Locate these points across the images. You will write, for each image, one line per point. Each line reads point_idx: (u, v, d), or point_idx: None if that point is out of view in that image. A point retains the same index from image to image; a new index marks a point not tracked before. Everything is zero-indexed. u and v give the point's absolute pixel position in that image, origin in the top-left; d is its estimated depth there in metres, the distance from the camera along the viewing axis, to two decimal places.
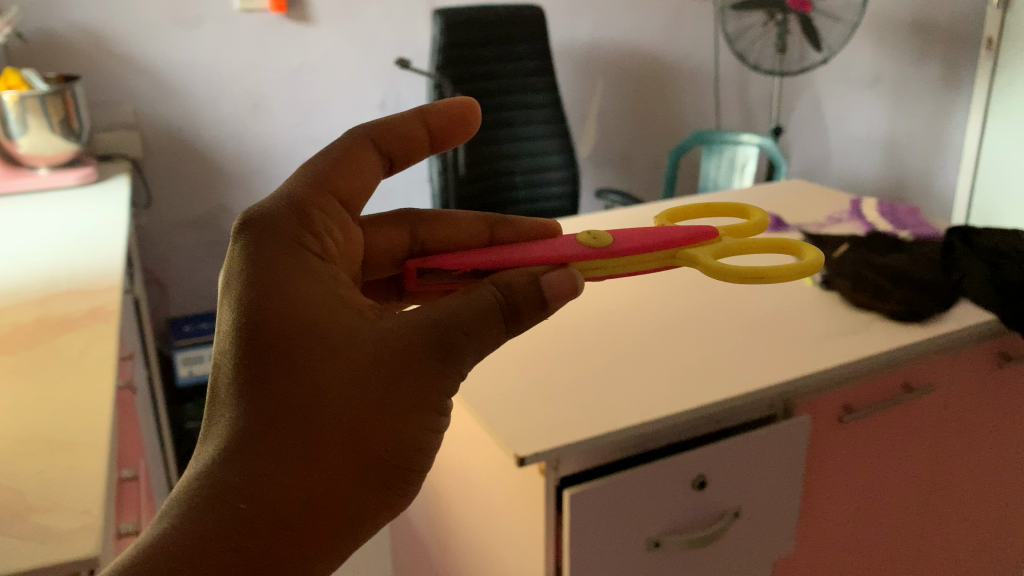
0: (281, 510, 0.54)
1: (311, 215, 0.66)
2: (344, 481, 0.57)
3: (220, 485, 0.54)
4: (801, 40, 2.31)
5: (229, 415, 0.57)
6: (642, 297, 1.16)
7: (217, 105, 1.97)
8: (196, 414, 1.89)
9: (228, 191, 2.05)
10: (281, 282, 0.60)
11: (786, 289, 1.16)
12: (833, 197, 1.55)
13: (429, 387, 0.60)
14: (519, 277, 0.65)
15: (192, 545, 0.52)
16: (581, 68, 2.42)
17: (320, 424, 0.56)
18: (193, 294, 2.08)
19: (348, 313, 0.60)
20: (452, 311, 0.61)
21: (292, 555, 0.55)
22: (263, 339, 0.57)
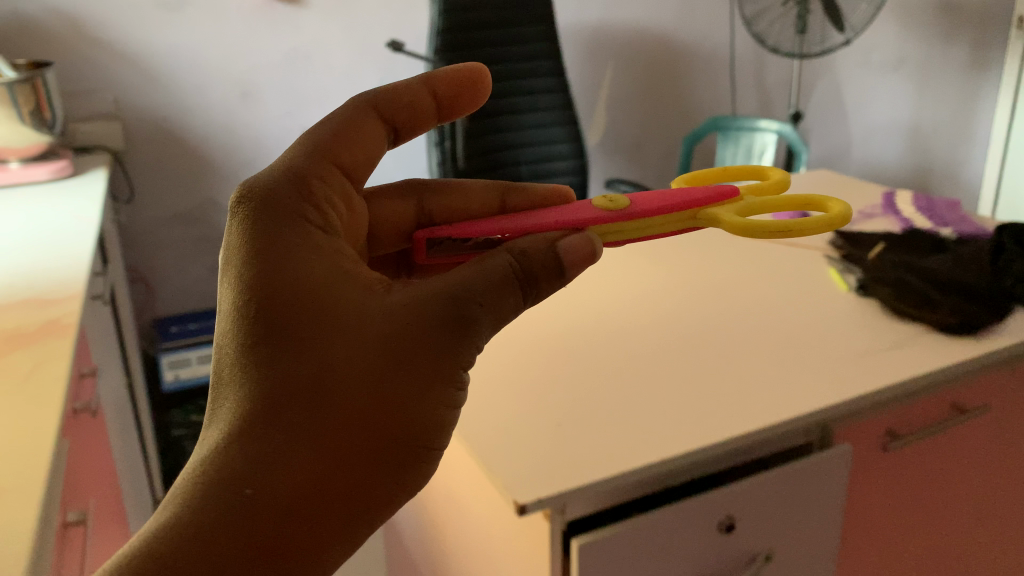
0: (292, 495, 0.53)
1: (313, 186, 0.64)
2: (356, 465, 0.55)
3: (226, 473, 0.52)
4: (823, 20, 2.17)
5: (235, 399, 0.56)
6: (659, 306, 1.05)
7: (205, 93, 1.86)
8: (183, 421, 1.79)
9: (217, 184, 1.94)
10: (285, 257, 0.58)
11: (819, 298, 1.05)
12: (864, 190, 1.43)
13: (445, 363, 0.59)
14: (539, 247, 0.64)
15: (200, 537, 0.50)
16: (590, 51, 2.29)
17: (331, 406, 0.55)
18: (181, 294, 1.98)
19: (355, 287, 0.59)
20: (466, 283, 0.60)
21: (303, 540, 0.53)
22: (268, 316, 0.56)
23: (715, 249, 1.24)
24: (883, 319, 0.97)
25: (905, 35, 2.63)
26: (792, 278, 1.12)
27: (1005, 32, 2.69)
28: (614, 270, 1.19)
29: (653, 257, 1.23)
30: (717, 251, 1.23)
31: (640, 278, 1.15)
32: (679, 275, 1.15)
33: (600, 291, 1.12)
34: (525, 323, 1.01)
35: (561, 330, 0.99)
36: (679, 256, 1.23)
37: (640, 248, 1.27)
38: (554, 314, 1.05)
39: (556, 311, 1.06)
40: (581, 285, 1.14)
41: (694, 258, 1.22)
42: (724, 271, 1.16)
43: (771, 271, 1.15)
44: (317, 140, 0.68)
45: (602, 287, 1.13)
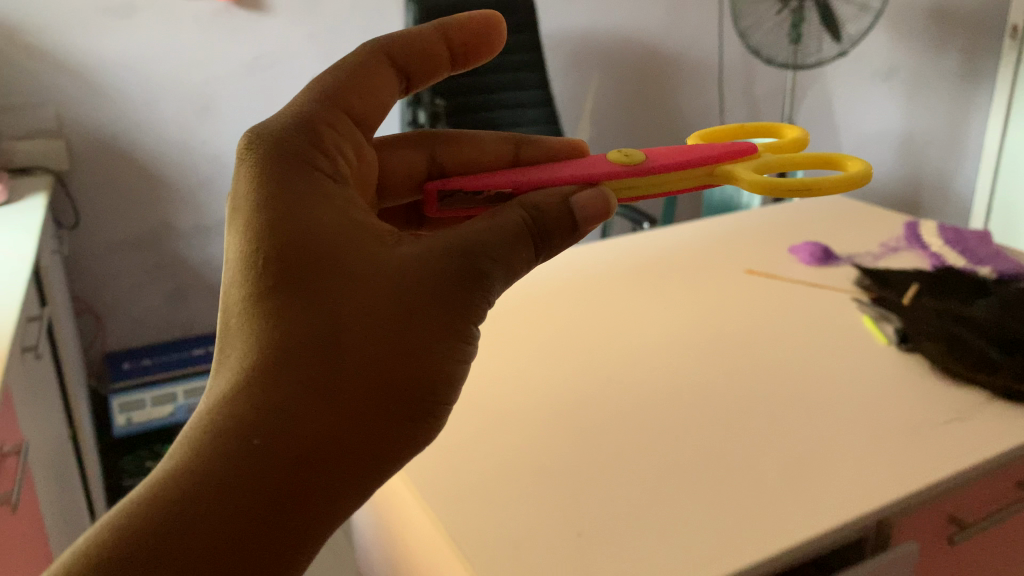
0: (308, 439, 0.51)
1: (322, 133, 0.67)
2: (367, 414, 0.54)
3: (235, 420, 0.50)
4: (818, 29, 2.07)
5: (241, 350, 0.55)
6: (675, 367, 0.93)
7: (159, 107, 1.70)
8: (134, 468, 1.63)
9: (173, 206, 1.78)
10: (296, 207, 0.59)
11: (854, 354, 0.94)
12: (884, 220, 1.31)
13: (457, 313, 0.59)
14: (549, 204, 0.67)
15: (206, 483, 0.48)
16: (574, 61, 2.17)
17: (343, 353, 0.54)
18: (134, 325, 1.82)
19: (364, 238, 0.60)
20: (477, 236, 0.62)
21: (317, 490, 0.51)
22: (280, 265, 0.56)
23: (728, 288, 1.12)
24: (933, 386, 0.86)
25: (896, 44, 2.55)
26: (817, 327, 1.01)
27: (998, 41, 2.61)
28: (619, 317, 1.07)
29: (660, 299, 1.11)
30: (731, 292, 1.11)
31: (648, 329, 1.03)
32: (692, 324, 1.03)
33: (605, 347, 0.99)
34: (526, 394, 0.89)
35: (567, 403, 0.87)
36: (689, 297, 1.11)
37: (645, 288, 1.15)
38: (556, 378, 0.92)
39: (558, 374, 0.93)
40: (583, 339, 1.02)
41: (706, 299, 1.10)
42: (741, 318, 1.04)
43: (794, 318, 1.04)
44: (330, 87, 0.71)
45: (607, 340, 1.01)
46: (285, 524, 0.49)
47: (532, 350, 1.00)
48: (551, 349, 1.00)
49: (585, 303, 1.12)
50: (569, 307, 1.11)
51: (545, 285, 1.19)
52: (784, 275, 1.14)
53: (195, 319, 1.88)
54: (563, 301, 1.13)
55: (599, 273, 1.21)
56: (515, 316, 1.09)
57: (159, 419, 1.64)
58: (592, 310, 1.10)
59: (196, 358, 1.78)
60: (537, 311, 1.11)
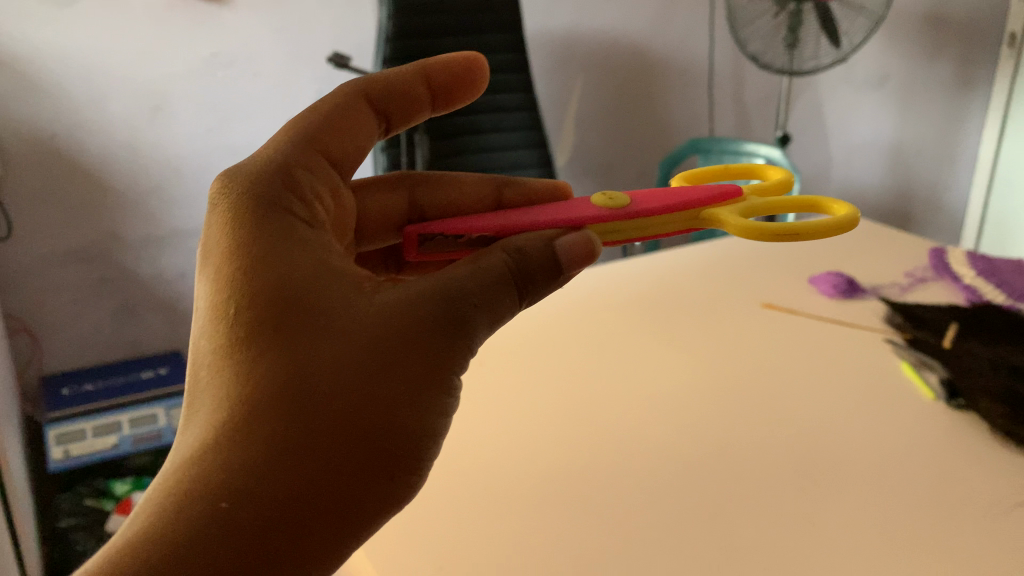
0: (276, 501, 0.52)
1: (297, 179, 0.67)
2: (338, 472, 0.54)
3: (205, 484, 0.52)
4: (818, 34, 1.96)
5: (216, 408, 0.56)
6: (690, 432, 0.81)
7: (104, 108, 1.54)
8: (72, 509, 1.46)
9: (121, 214, 1.62)
10: (267, 263, 0.60)
11: (892, 416, 0.82)
12: (905, 246, 1.20)
13: (433, 365, 0.59)
14: (534, 245, 0.64)
15: (173, 552, 0.49)
16: (558, 64, 2.04)
17: (313, 412, 0.54)
18: (77, 345, 1.66)
19: (338, 289, 0.59)
20: (457, 283, 0.61)
21: (286, 552, 0.51)
22: (254, 323, 0.58)
23: (741, 327, 1.00)
24: (985, 466, 0.75)
25: (890, 50, 2.44)
26: (846, 377, 0.89)
27: (995, 49, 2.52)
28: (620, 364, 0.94)
29: (666, 340, 0.99)
30: (745, 331, 0.99)
31: (655, 378, 0.91)
32: (704, 372, 0.91)
33: (608, 402, 0.87)
34: (520, 474, 0.76)
35: (569, 486, 0.75)
36: (697, 337, 0.99)
37: (648, 326, 1.02)
38: (554, 446, 0.80)
39: (556, 443, 0.81)
40: (580, 391, 0.89)
41: (716, 340, 0.98)
42: (759, 364, 0.92)
43: (818, 365, 0.92)
44: (307, 128, 0.72)
45: (609, 393, 0.89)
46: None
47: (524, 407, 0.87)
48: (545, 405, 0.87)
49: (581, 345, 0.99)
50: (562, 349, 0.99)
51: (535, 321, 1.06)
52: (805, 312, 1.02)
53: (146, 337, 1.73)
54: (555, 342, 1.00)
55: (594, 307, 1.09)
56: (500, 361, 0.96)
57: (102, 451, 1.49)
58: (590, 355, 0.97)
59: (146, 383, 1.63)
60: (526, 354, 0.98)
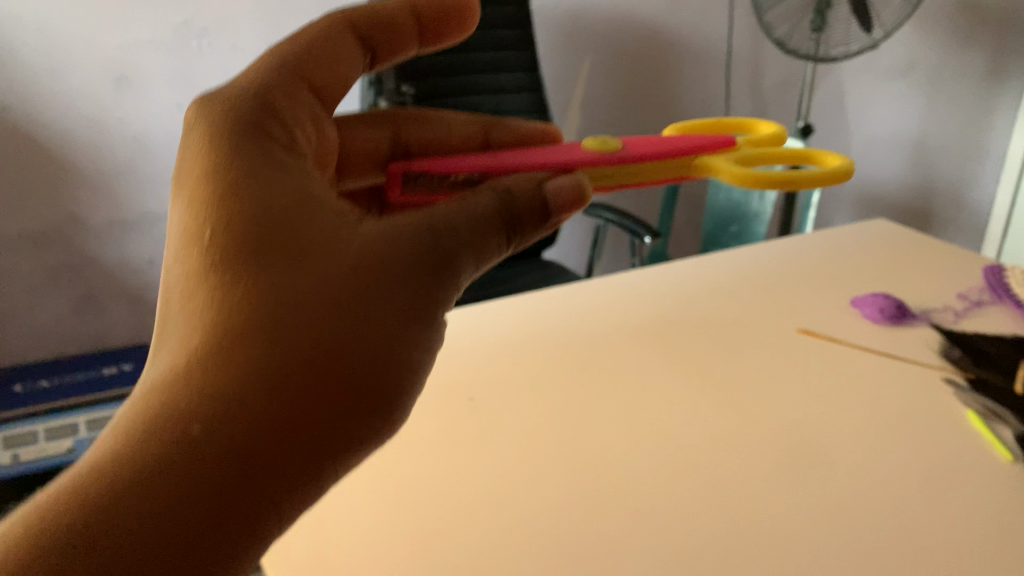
0: (251, 428, 0.43)
1: (278, 104, 0.58)
2: (324, 404, 0.46)
3: (168, 410, 0.43)
4: (849, 17, 1.81)
5: (183, 336, 0.47)
6: (722, 497, 0.68)
7: (61, 78, 1.38)
8: None
9: (83, 195, 1.47)
10: (246, 179, 0.51)
11: (957, 482, 0.69)
12: (952, 264, 1.06)
13: (422, 301, 0.51)
14: (524, 187, 0.58)
15: (141, 482, 0.40)
16: (565, 42, 1.89)
17: (298, 338, 0.46)
18: (34, 334, 1.52)
19: (321, 214, 0.51)
20: (446, 220, 0.54)
21: (260, 486, 0.43)
22: (230, 243, 0.49)
23: (772, 364, 0.87)
24: None
25: (918, 39, 2.29)
26: (902, 429, 0.76)
27: None
28: (634, 404, 0.81)
29: (687, 377, 0.85)
30: (780, 368, 0.86)
31: (676, 424, 0.78)
32: (733, 420, 0.78)
33: (621, 454, 0.74)
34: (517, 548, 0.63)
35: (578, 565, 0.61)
36: (723, 375, 0.85)
37: (666, 357, 0.89)
38: (558, 509, 0.67)
39: (559, 505, 0.67)
40: (586, 437, 0.76)
41: (745, 379, 0.85)
42: (798, 411, 0.79)
43: (868, 414, 0.79)
44: (291, 57, 0.63)
45: (622, 441, 0.75)
46: (229, 526, 0.41)
47: (521, 456, 0.74)
48: (547, 454, 0.74)
49: (589, 378, 0.86)
50: (567, 382, 0.85)
51: (534, 345, 0.93)
52: (847, 341, 0.90)
53: (110, 328, 1.59)
54: (559, 372, 0.87)
55: (602, 330, 0.95)
56: (496, 395, 0.83)
57: (54, 457, 1.35)
58: (600, 391, 0.84)
59: (108, 380, 1.49)
60: (524, 387, 0.85)
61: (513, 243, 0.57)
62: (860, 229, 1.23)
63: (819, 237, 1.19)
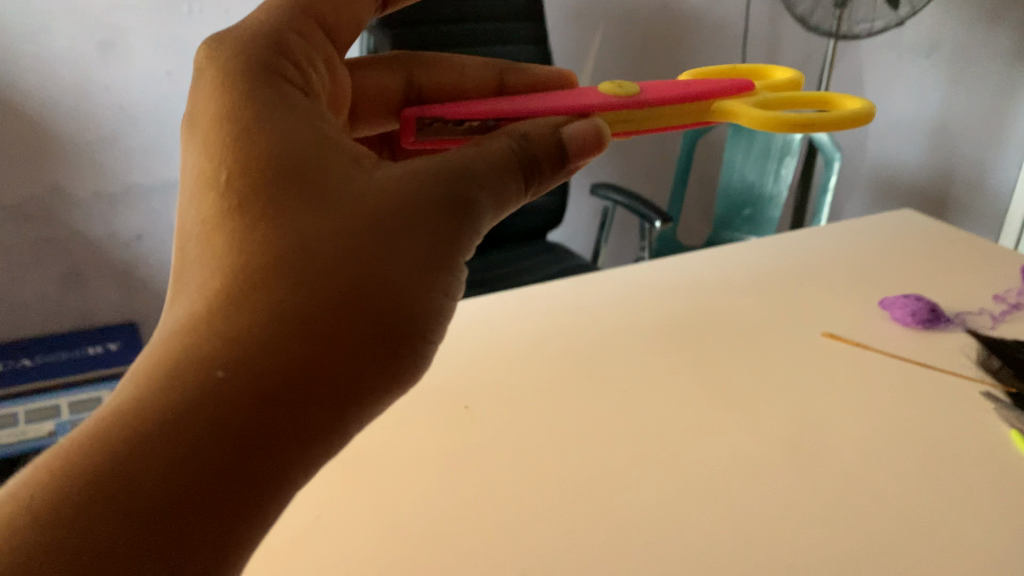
0: (268, 375, 0.41)
1: (290, 45, 0.55)
2: (347, 347, 0.44)
3: (185, 357, 0.41)
4: None
5: (201, 282, 0.45)
6: (745, 526, 0.62)
7: (43, 42, 1.30)
8: None
9: (65, 166, 1.40)
10: (259, 123, 0.48)
11: (987, 521, 0.64)
12: (986, 267, 1.00)
13: (446, 244, 0.48)
14: (542, 133, 0.55)
15: (165, 427, 0.38)
16: (576, 13, 1.81)
17: (320, 280, 0.44)
18: (16, 309, 1.46)
19: (338, 156, 0.49)
20: (467, 162, 0.51)
21: (280, 433, 0.41)
22: (246, 185, 0.46)
23: (796, 371, 0.81)
24: None
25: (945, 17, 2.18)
26: (938, 451, 0.71)
27: None
28: (648, 414, 0.75)
29: (704, 385, 0.80)
30: (804, 378, 0.81)
31: (692, 438, 0.72)
32: (753, 435, 0.73)
33: (634, 470, 0.68)
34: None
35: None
36: (742, 384, 0.80)
37: (681, 362, 0.84)
38: (566, 532, 0.61)
39: (568, 527, 0.62)
40: (597, 449, 0.71)
41: (766, 389, 0.79)
42: (824, 427, 0.74)
43: (900, 432, 0.73)
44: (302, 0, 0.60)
45: (635, 456, 0.70)
46: (253, 471, 0.40)
47: (527, 468, 0.68)
48: (555, 467, 0.69)
49: (600, 382, 0.80)
50: (576, 386, 0.80)
51: (538, 344, 0.87)
52: (876, 348, 0.84)
53: (96, 304, 1.53)
54: (567, 374, 0.81)
55: (612, 329, 0.89)
56: (499, 398, 0.78)
57: (33, 440, 1.30)
58: (611, 397, 0.78)
59: (96, 360, 1.44)
60: (529, 390, 0.79)
61: (531, 188, 0.55)
62: (884, 218, 1.16)
63: (837, 230, 1.12)
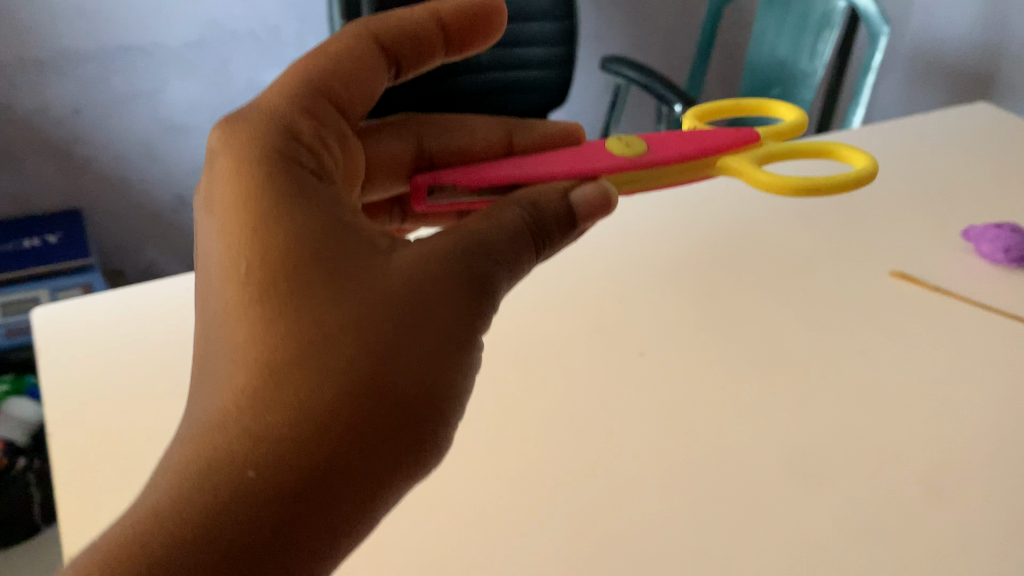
0: (295, 474, 0.33)
1: (299, 132, 0.43)
2: (376, 445, 0.35)
3: (209, 455, 0.33)
4: None
5: (209, 390, 0.36)
6: (818, 558, 0.52)
7: None
8: None
9: None
10: (274, 213, 0.38)
11: None
12: None
13: (474, 325, 0.39)
14: (550, 198, 0.43)
15: (189, 546, 0.31)
16: None
17: (347, 369, 0.35)
18: None
19: (354, 231, 0.39)
20: (477, 233, 0.41)
21: (307, 543, 0.33)
22: (259, 267, 0.37)
23: (861, 340, 0.68)
24: None
25: None
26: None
27: None
28: (686, 395, 0.62)
29: (753, 352, 0.67)
30: (872, 347, 0.68)
31: (742, 430, 0.60)
32: (817, 427, 0.60)
33: (678, 476, 0.56)
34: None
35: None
36: (798, 355, 0.67)
37: (724, 320, 0.70)
38: (600, 561, 0.51)
39: (604, 555, 0.51)
40: (630, 444, 0.58)
41: (825, 361, 0.66)
42: (901, 416, 0.61)
43: (984, 425, 0.61)
44: (314, 68, 0.47)
45: (677, 456, 0.58)
46: None
47: (547, 465, 0.57)
48: (580, 466, 0.57)
49: (629, 344, 0.67)
50: (601, 348, 0.66)
51: (548, 289, 0.73)
52: (957, 295, 0.73)
53: (30, 185, 1.33)
54: (587, 333, 0.68)
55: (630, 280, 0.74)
56: (508, 365, 0.64)
57: None
58: (640, 368, 0.65)
59: (33, 253, 1.27)
60: (542, 353, 0.66)
61: (546, 253, 0.44)
62: (940, 119, 1.02)
63: (898, 128, 0.99)
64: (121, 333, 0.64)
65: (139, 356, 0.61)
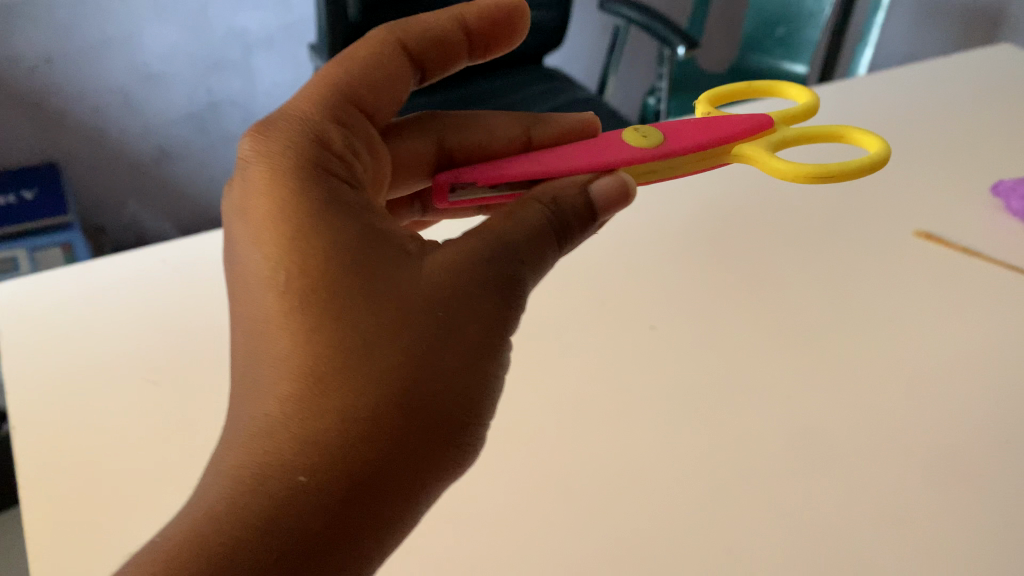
0: (342, 482, 0.32)
1: (333, 140, 0.39)
2: (418, 454, 0.33)
3: (254, 462, 0.32)
4: None
5: (248, 396, 0.34)
6: (867, 539, 0.48)
7: None
8: None
9: None
10: (307, 213, 0.35)
11: None
12: None
13: (509, 328, 0.37)
14: (570, 193, 0.39)
15: (242, 553, 0.30)
16: None
17: (389, 368, 0.33)
18: None
19: (385, 229, 0.37)
20: (503, 232, 0.38)
21: (353, 551, 0.32)
22: (293, 269, 0.34)
23: (888, 309, 0.65)
24: None
25: None
26: None
27: None
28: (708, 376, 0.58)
29: (776, 328, 0.63)
30: (900, 316, 0.64)
31: (770, 408, 0.56)
32: (850, 400, 0.57)
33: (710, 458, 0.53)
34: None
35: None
36: (821, 328, 0.62)
37: (743, 296, 0.66)
38: (631, 544, 0.47)
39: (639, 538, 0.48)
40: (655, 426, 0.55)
41: (848, 331, 0.62)
42: (933, 387, 0.58)
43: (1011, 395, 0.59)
44: (343, 72, 0.43)
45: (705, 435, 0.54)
46: None
47: (569, 447, 0.53)
48: (595, 445, 0.54)
49: (643, 322, 0.63)
50: (614, 327, 0.62)
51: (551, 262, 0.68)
52: (984, 255, 0.70)
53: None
54: (596, 314, 0.64)
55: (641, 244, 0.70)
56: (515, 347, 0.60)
57: None
58: (656, 350, 0.60)
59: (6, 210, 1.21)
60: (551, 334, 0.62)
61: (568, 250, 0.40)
62: (954, 69, 0.97)
63: (910, 79, 0.94)
64: (99, 311, 0.60)
65: (116, 341, 0.56)
